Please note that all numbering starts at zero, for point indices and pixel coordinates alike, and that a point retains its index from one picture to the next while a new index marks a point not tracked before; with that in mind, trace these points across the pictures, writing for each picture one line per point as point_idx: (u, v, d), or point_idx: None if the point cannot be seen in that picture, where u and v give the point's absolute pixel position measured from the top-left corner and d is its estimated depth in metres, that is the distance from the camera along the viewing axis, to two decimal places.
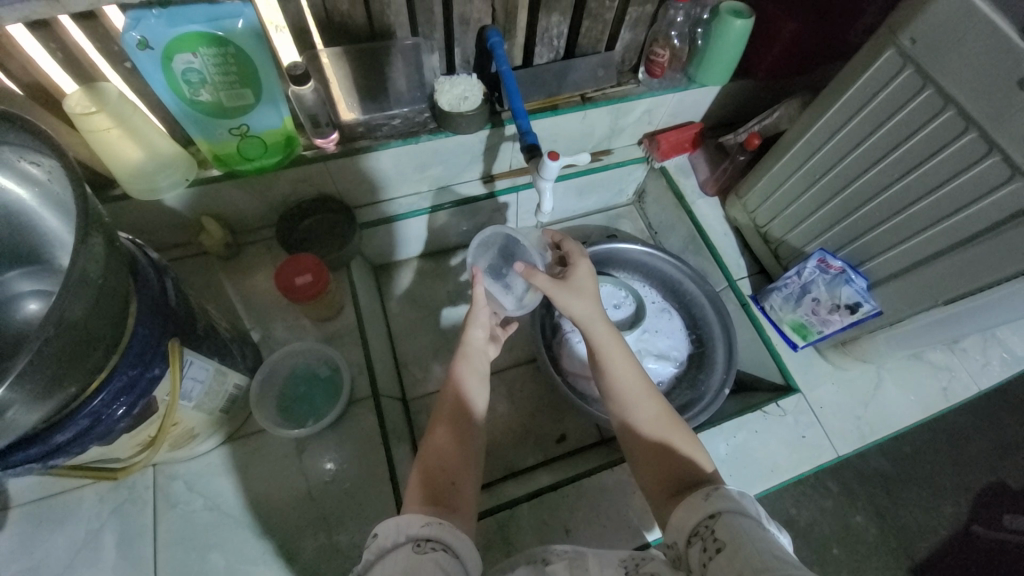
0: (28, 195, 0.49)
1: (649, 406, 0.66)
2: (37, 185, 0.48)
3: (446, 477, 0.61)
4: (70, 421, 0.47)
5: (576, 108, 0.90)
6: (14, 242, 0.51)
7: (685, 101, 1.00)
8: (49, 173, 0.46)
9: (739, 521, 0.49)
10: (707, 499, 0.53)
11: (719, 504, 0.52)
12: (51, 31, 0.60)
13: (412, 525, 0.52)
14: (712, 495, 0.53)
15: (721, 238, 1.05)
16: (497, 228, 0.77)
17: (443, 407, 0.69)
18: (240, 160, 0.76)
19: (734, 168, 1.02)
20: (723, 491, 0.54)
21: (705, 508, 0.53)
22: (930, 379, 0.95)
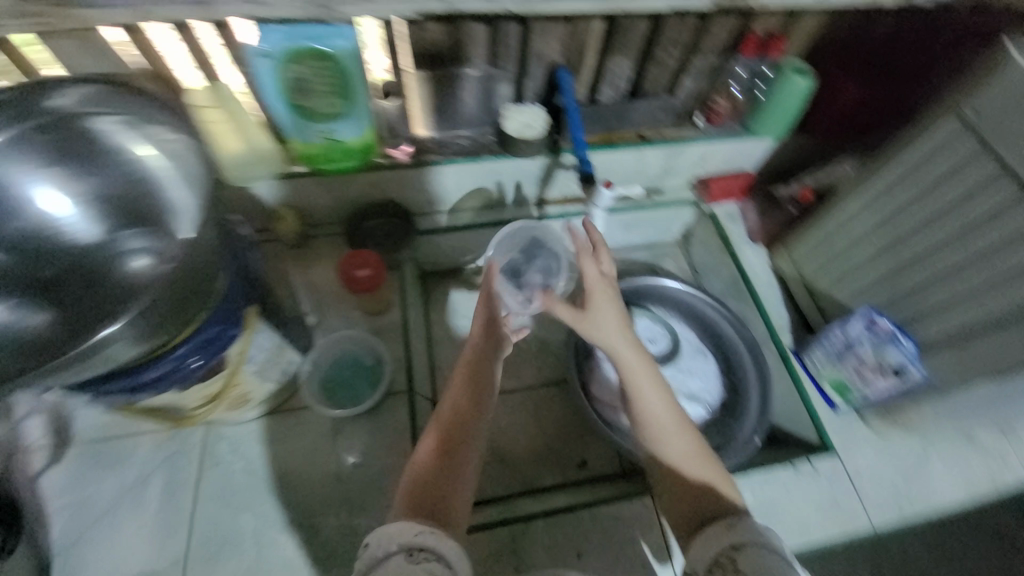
0: (167, 163, 0.57)
1: (677, 439, 0.63)
2: (175, 156, 0.57)
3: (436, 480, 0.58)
4: (160, 361, 0.54)
5: (632, 146, 0.96)
6: (145, 204, 0.58)
7: (740, 150, 1.03)
8: (185, 144, 0.55)
9: (762, 556, 0.51)
10: (731, 529, 0.55)
11: (738, 538, 0.54)
12: (185, 35, 0.69)
13: (405, 532, 0.50)
14: (735, 528, 0.55)
15: (764, 286, 1.05)
16: (522, 226, 0.92)
17: (439, 421, 0.64)
18: (322, 160, 0.85)
19: (783, 218, 1.05)
20: (744, 522, 0.55)
21: (727, 539, 0.54)
22: (980, 462, 0.89)
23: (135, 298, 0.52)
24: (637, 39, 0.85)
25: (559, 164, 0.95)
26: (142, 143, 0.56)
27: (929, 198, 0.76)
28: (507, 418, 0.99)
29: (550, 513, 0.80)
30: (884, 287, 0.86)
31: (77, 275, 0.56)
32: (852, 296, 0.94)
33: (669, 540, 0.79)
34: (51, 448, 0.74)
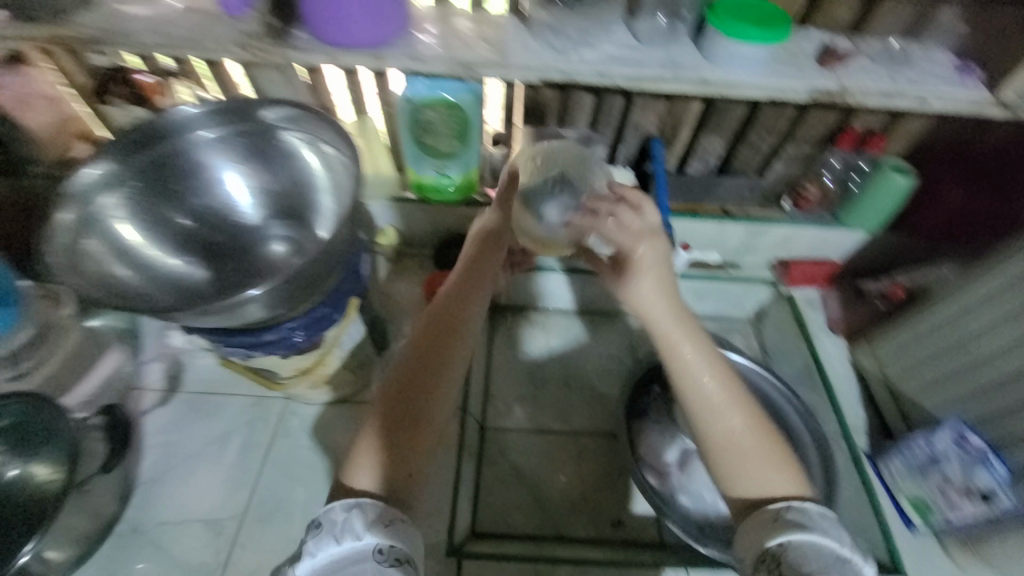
0: (320, 172, 0.69)
1: (730, 419, 0.59)
2: (328, 168, 0.69)
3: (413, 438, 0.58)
4: (278, 327, 0.64)
5: (715, 218, 0.99)
6: (294, 202, 0.71)
7: (827, 239, 1.02)
8: (340, 161, 0.67)
9: (806, 550, 0.52)
10: (771, 525, 0.54)
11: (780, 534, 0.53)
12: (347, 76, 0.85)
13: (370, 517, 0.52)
14: (776, 525, 0.54)
15: (841, 382, 1.00)
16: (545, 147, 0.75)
17: (408, 372, 0.62)
18: (430, 190, 0.97)
19: (870, 313, 1.02)
20: (784, 518, 0.54)
21: (768, 533, 0.54)
22: None
23: (276, 275, 0.64)
24: (732, 122, 0.90)
25: None
26: (307, 152, 0.69)
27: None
28: (549, 459, 0.99)
29: (579, 564, 0.85)
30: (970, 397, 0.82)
31: (233, 247, 0.70)
32: (941, 407, 0.88)
33: None
34: (161, 392, 0.86)
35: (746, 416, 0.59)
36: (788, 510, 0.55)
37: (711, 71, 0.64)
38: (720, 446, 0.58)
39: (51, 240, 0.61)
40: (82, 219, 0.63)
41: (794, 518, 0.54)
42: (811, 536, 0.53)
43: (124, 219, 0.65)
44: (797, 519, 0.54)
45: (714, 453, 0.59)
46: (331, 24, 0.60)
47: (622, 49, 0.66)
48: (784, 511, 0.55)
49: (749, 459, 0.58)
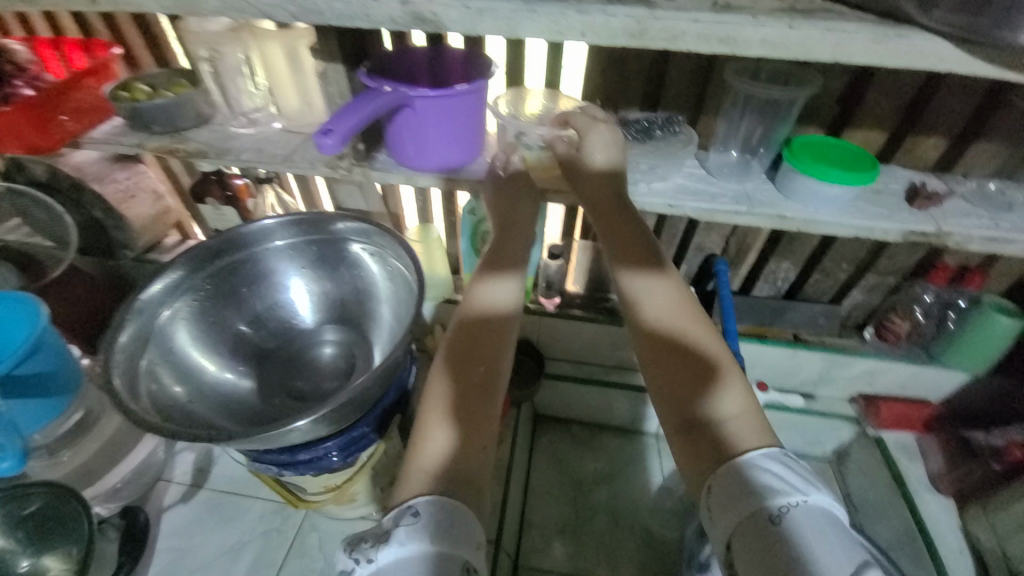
0: (382, 284, 0.71)
1: (666, 297, 0.55)
2: (390, 281, 0.70)
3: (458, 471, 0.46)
4: (314, 446, 0.61)
5: (786, 344, 0.91)
6: (354, 309, 0.73)
7: (920, 378, 0.91)
8: (404, 281, 0.68)
9: (752, 527, 0.41)
10: (716, 510, 0.44)
11: (729, 519, 0.42)
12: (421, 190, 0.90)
13: (445, 528, 0.41)
14: (714, 490, 0.44)
15: (952, 555, 0.84)
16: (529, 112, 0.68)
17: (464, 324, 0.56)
18: None
19: (984, 473, 0.87)
20: (722, 474, 0.44)
21: (726, 521, 0.42)
22: None
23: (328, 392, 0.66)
24: (805, 250, 0.87)
25: None
26: (374, 264, 0.71)
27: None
28: None
29: None
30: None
31: (284, 351, 0.71)
32: None
33: None
34: (187, 486, 0.83)
35: (690, 316, 0.54)
36: (721, 468, 0.45)
37: (789, 208, 0.61)
38: (685, 380, 0.50)
39: (106, 360, 0.58)
40: (138, 337, 0.61)
41: (727, 476, 0.44)
42: (744, 501, 0.42)
43: (182, 329, 0.65)
44: (730, 479, 0.44)
45: (691, 401, 0.49)
46: (414, 150, 0.63)
47: (694, 180, 0.65)
48: (721, 471, 0.44)
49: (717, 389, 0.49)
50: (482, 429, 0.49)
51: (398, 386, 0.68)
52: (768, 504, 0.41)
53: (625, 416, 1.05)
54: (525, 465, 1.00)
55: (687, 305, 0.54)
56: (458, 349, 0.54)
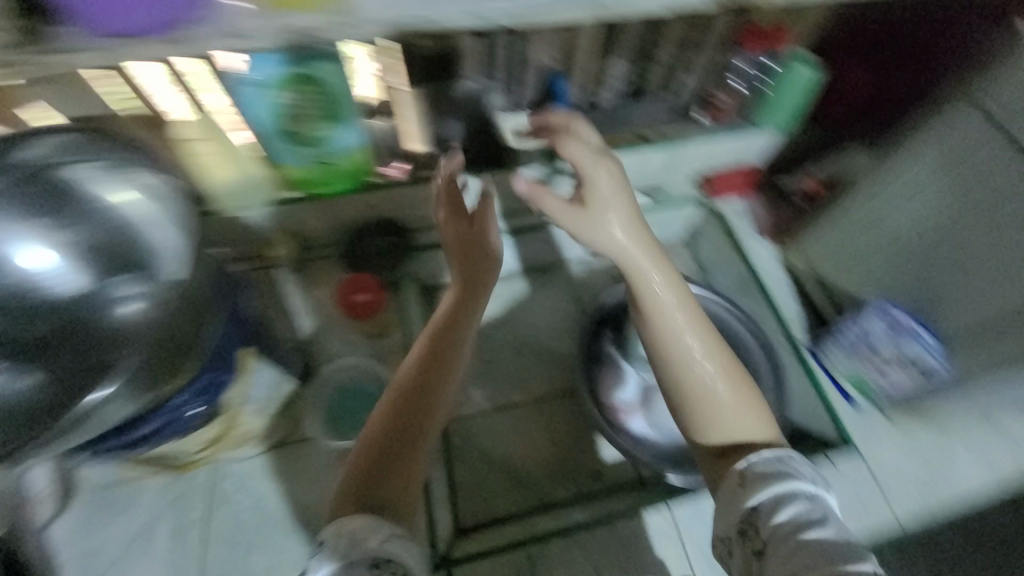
0: (128, 215, 0.58)
1: (605, 193, 0.61)
2: (129, 208, 0.58)
3: (389, 469, 0.57)
4: (154, 416, 0.59)
5: (635, 149, 0.94)
6: (121, 255, 0.57)
7: (746, 145, 1.00)
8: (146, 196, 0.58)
9: (787, 501, 0.49)
10: (746, 488, 0.51)
11: (761, 492, 0.50)
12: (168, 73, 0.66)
13: (366, 540, 0.49)
14: (748, 480, 0.51)
15: (776, 282, 1.02)
16: None
17: (456, 249, 0.74)
18: (319, 184, 0.85)
19: (792, 211, 1.04)
20: (757, 472, 0.52)
21: (745, 497, 0.51)
22: (1003, 448, 0.84)
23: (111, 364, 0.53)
24: (631, 40, 0.84)
25: (557, 170, 0.92)
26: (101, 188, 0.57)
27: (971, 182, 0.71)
28: (514, 434, 0.96)
29: (564, 532, 0.78)
30: (892, 271, 0.87)
31: (60, 333, 0.56)
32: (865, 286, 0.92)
33: (687, 555, 0.77)
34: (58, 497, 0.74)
35: (625, 215, 0.61)
36: (758, 462, 0.52)
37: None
38: (690, 397, 0.57)
39: None
40: None
41: (770, 474, 0.51)
42: (780, 484, 0.50)
43: None
44: (761, 466, 0.52)
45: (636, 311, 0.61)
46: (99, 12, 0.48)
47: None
48: (760, 465, 0.52)
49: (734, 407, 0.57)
50: (441, 361, 0.64)
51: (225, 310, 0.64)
52: (797, 485, 0.50)
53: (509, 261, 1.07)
54: None
55: (673, 281, 0.60)
56: (457, 291, 0.71)
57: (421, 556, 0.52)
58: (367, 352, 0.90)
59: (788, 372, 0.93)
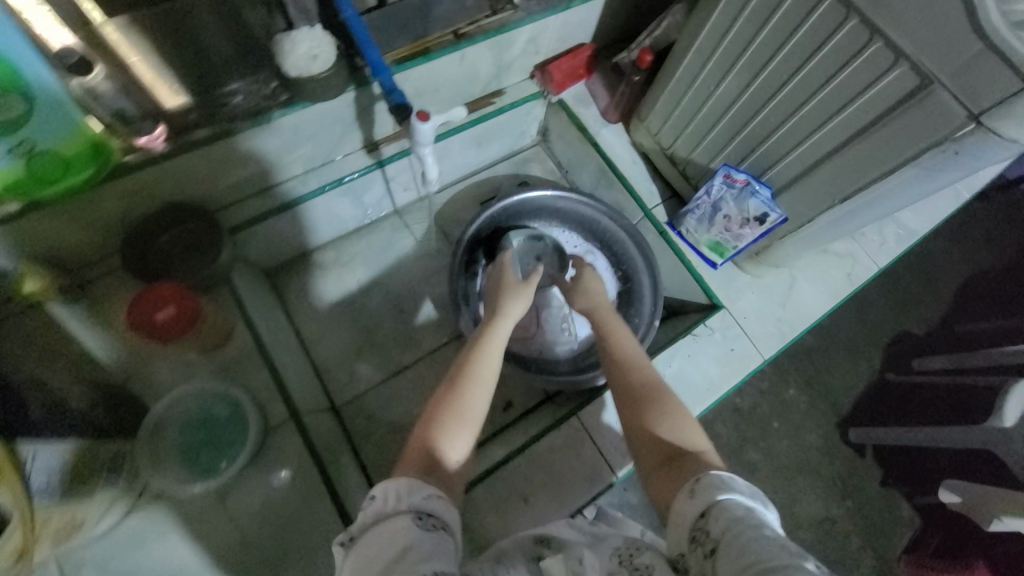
0: None
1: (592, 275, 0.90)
2: None
3: (450, 447, 0.62)
4: None
5: (450, 49, 0.83)
6: None
7: (569, 22, 0.94)
8: None
9: (732, 514, 0.50)
10: (694, 497, 0.54)
11: (706, 499, 0.52)
12: None
13: (414, 493, 0.52)
14: (697, 491, 0.54)
15: (628, 165, 1.02)
16: None
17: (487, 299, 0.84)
18: (39, 185, 0.63)
19: (631, 90, 0.99)
20: (706, 483, 0.54)
21: (696, 508, 0.53)
22: (836, 267, 0.97)
23: None
24: None
25: (370, 96, 0.81)
26: None
27: (763, 25, 0.67)
28: (416, 393, 0.94)
29: (489, 472, 0.76)
30: (713, 136, 0.84)
31: None
32: (693, 153, 0.90)
33: (605, 452, 0.79)
34: None
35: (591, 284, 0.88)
36: (711, 473, 0.55)
37: None
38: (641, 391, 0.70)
39: None
40: None
41: (715, 478, 0.54)
42: (727, 493, 0.52)
43: None
44: (716, 476, 0.54)
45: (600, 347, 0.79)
46: None
47: None
48: (708, 476, 0.55)
49: (673, 414, 0.68)
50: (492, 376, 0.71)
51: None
52: (738, 492, 0.52)
53: (356, 213, 1.00)
54: (286, 323, 0.91)
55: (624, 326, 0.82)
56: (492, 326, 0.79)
57: (450, 513, 0.54)
58: (211, 372, 0.74)
59: (654, 259, 0.98)
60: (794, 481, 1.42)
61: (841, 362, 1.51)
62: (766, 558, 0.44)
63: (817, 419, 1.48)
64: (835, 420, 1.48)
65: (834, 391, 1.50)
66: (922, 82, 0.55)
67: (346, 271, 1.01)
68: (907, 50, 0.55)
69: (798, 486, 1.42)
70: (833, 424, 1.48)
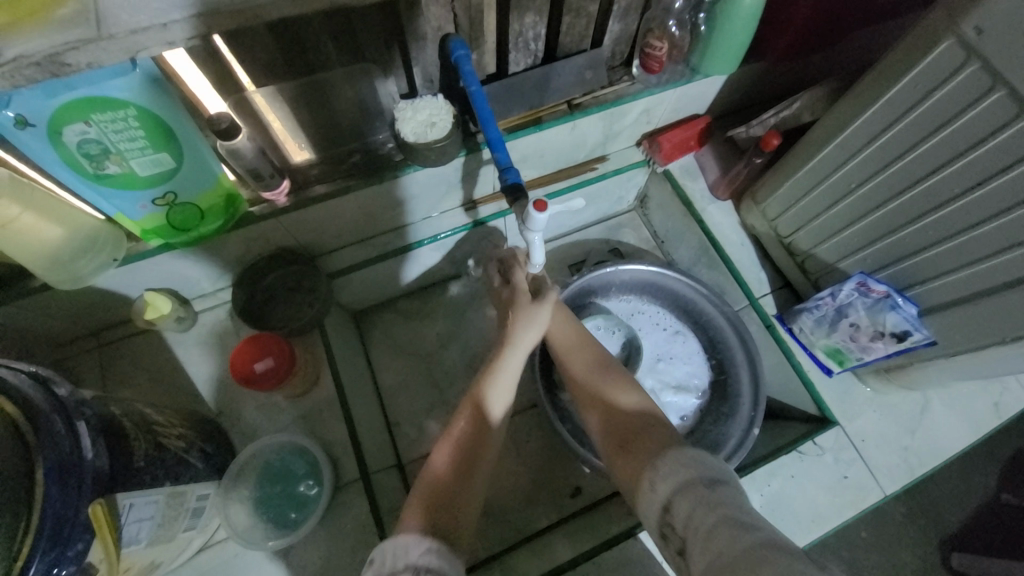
0: None
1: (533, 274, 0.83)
2: None
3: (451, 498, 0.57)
4: None
5: (564, 120, 0.82)
6: None
7: (689, 95, 0.89)
8: None
9: (694, 499, 0.48)
10: (655, 486, 0.52)
11: (668, 489, 0.51)
12: None
13: (414, 553, 0.49)
14: (657, 482, 0.52)
15: (736, 248, 0.94)
16: None
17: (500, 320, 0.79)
18: (174, 232, 0.67)
19: (749, 171, 0.91)
20: (664, 468, 0.52)
21: (658, 500, 0.52)
22: (980, 393, 0.83)
23: None
24: None
25: (478, 160, 0.81)
26: None
27: (935, 135, 0.59)
28: None
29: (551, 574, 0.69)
30: (846, 232, 0.76)
31: None
32: (816, 245, 0.82)
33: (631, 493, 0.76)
34: None
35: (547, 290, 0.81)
36: (670, 454, 0.53)
37: None
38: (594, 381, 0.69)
39: None
40: None
41: (674, 459, 0.52)
42: (687, 471, 0.50)
43: None
44: (682, 457, 0.52)
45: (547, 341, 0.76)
46: None
47: None
48: (666, 457, 0.53)
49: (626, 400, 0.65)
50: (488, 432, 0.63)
51: (66, 441, 0.45)
52: (707, 474, 0.50)
53: (444, 264, 1.01)
54: (368, 373, 0.93)
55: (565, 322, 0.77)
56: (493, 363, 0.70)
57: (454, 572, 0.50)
58: (293, 418, 0.77)
59: (760, 364, 0.88)
60: None
61: (951, 471, 1.27)
62: (736, 539, 0.43)
63: (919, 539, 1.23)
64: (939, 541, 1.23)
65: (941, 505, 1.25)
66: None
67: (427, 321, 1.03)
68: None
69: None
70: (935, 546, 1.23)
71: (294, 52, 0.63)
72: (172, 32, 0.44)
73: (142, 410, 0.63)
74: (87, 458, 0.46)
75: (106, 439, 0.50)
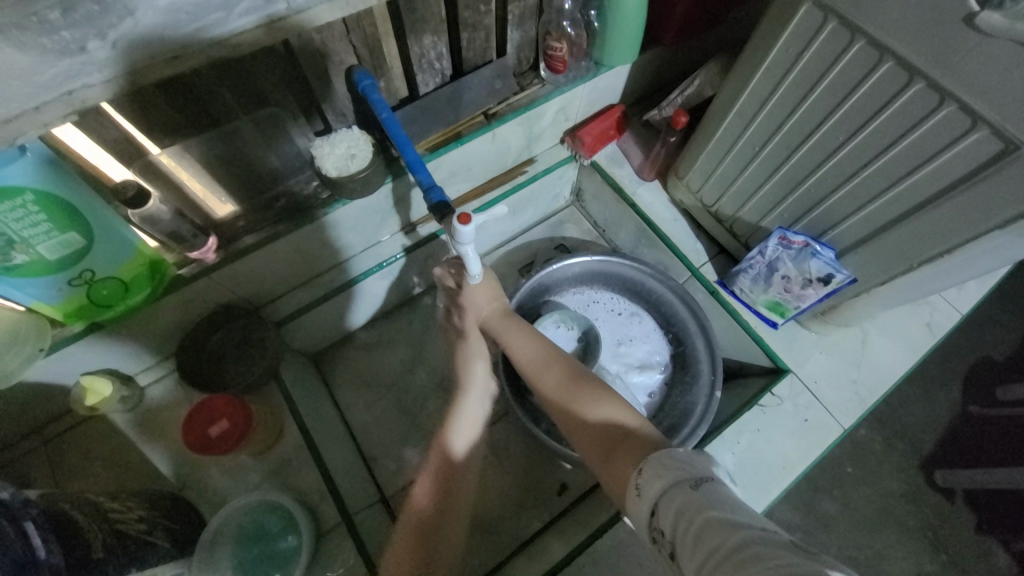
0: None
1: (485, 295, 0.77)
2: None
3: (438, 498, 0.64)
4: None
5: (482, 131, 0.83)
6: None
7: (599, 88, 0.93)
8: None
9: (680, 501, 0.45)
10: (641, 493, 0.49)
11: (653, 491, 0.48)
12: None
13: None
14: (643, 486, 0.49)
15: (670, 225, 0.99)
16: None
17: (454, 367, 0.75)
18: (98, 309, 0.64)
19: (666, 150, 0.95)
20: (649, 471, 0.50)
21: (645, 506, 0.48)
22: (912, 318, 0.90)
23: None
24: (437, 12, 0.71)
25: (406, 184, 0.82)
26: None
27: (816, 90, 0.64)
28: None
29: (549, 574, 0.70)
30: (761, 191, 0.80)
31: None
32: (737, 208, 0.87)
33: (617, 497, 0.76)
34: None
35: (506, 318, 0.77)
36: (657, 460, 0.50)
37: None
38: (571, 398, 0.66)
39: None
40: None
41: (659, 460, 0.49)
42: (670, 473, 0.47)
43: None
44: (667, 457, 0.50)
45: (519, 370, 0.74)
46: None
47: None
48: (653, 462, 0.50)
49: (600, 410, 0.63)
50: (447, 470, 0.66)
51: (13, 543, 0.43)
52: (692, 473, 0.47)
53: (395, 290, 1.01)
54: (336, 414, 0.91)
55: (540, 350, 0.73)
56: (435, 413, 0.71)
57: None
58: (262, 475, 0.76)
59: (711, 328, 0.91)
60: (878, 535, 1.24)
61: (913, 394, 1.35)
62: (724, 539, 0.40)
63: (901, 463, 1.30)
64: (919, 462, 1.29)
65: (911, 427, 1.32)
66: (1008, 145, 0.50)
67: (389, 350, 1.02)
68: (986, 113, 0.50)
69: (885, 540, 1.23)
70: (916, 467, 1.29)
71: (193, 106, 0.62)
72: (46, 113, 0.44)
73: (94, 498, 0.60)
74: (41, 556, 0.44)
75: (58, 533, 0.48)
